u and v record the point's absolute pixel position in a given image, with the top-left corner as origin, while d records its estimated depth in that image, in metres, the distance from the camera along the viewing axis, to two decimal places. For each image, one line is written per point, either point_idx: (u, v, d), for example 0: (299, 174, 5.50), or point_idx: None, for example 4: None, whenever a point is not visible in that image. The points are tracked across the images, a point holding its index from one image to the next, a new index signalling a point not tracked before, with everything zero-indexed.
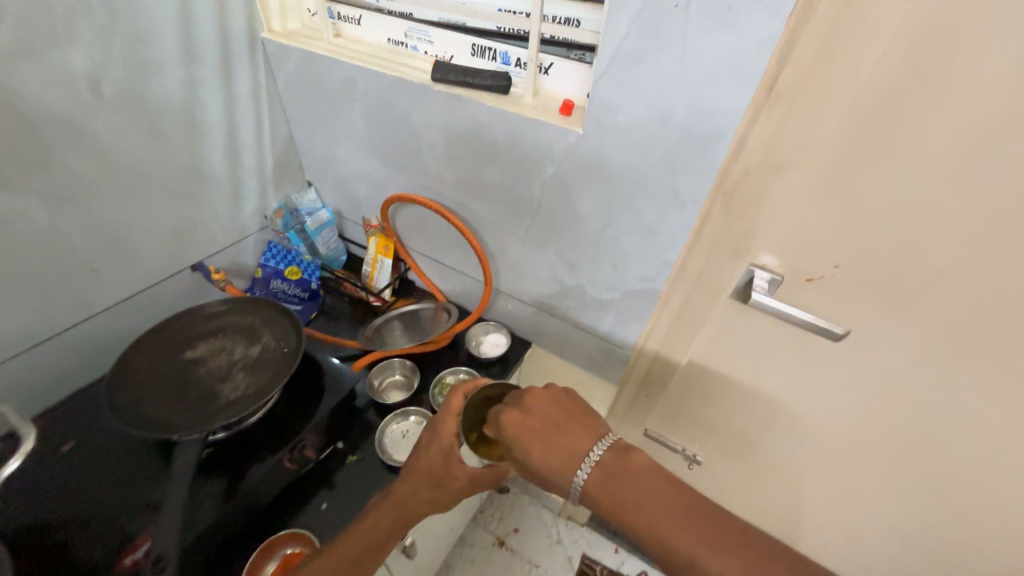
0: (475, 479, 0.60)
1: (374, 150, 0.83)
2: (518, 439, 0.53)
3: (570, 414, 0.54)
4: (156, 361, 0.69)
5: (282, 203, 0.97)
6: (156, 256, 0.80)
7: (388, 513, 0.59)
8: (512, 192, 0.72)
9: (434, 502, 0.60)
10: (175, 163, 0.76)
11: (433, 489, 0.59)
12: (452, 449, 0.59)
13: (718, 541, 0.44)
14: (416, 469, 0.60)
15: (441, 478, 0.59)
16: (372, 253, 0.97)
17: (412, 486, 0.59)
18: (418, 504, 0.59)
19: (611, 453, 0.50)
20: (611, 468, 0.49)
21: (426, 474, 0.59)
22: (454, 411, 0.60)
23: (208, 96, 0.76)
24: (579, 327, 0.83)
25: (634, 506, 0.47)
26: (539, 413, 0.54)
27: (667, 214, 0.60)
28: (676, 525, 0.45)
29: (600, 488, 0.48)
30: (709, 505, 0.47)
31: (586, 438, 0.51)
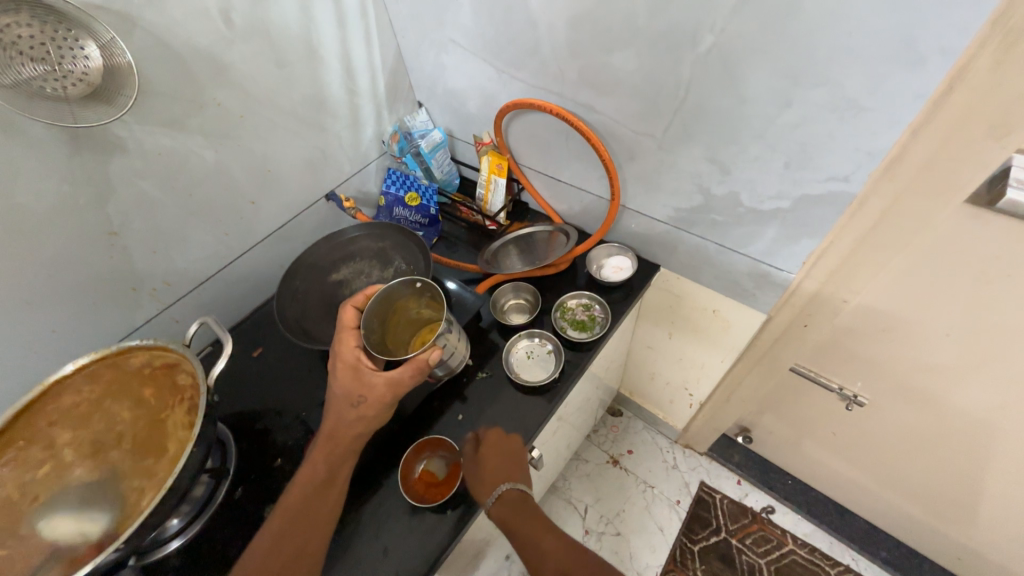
0: (394, 384, 0.58)
1: (484, 55, 0.76)
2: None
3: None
4: (310, 281, 0.76)
5: (396, 127, 0.97)
6: (297, 185, 0.85)
7: (332, 449, 0.58)
8: (651, 81, 0.59)
9: (363, 423, 0.58)
10: (303, 92, 0.78)
11: (372, 405, 0.58)
12: (358, 361, 0.59)
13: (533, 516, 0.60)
14: (333, 397, 0.59)
15: (360, 394, 0.58)
16: (484, 173, 0.92)
17: (336, 417, 0.58)
18: (348, 428, 0.58)
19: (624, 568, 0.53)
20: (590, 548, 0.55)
21: (345, 398, 0.58)
22: (348, 326, 0.62)
23: (322, 14, 0.74)
24: (723, 246, 0.71)
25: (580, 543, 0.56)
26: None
27: (888, 79, 0.43)
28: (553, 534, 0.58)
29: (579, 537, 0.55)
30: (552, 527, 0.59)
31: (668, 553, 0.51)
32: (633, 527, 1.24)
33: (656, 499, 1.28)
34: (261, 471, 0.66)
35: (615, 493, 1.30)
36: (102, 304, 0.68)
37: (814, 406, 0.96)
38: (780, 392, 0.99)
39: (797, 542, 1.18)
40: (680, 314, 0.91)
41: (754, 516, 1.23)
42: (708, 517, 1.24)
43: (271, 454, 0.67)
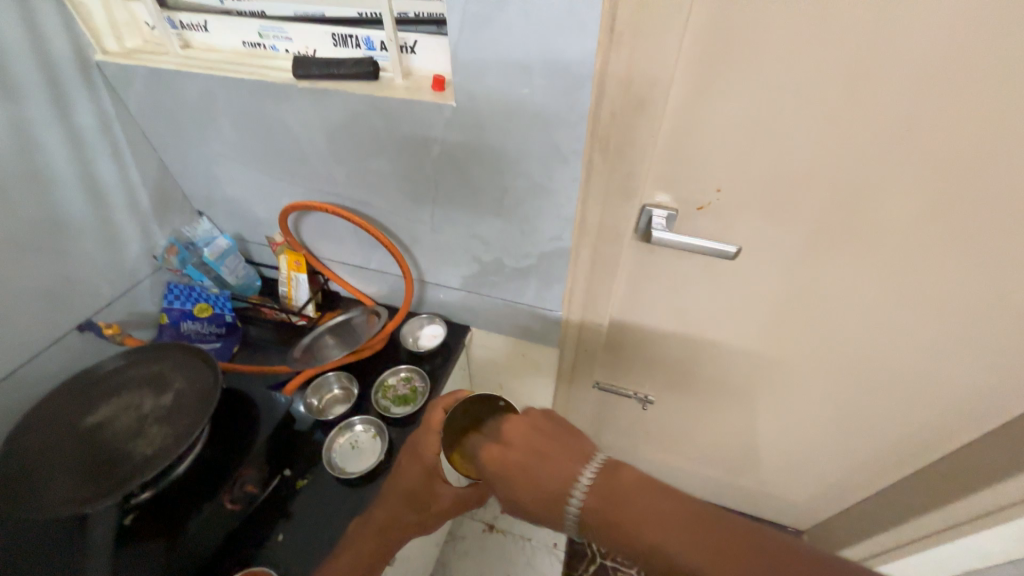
0: (458, 497, 0.66)
1: (256, 164, 0.79)
2: (504, 476, 0.51)
3: (555, 432, 0.52)
4: (51, 435, 0.62)
5: (172, 240, 0.91)
6: (29, 322, 0.71)
7: (380, 538, 0.64)
8: (408, 179, 0.70)
9: (416, 522, 0.66)
10: (28, 215, 0.68)
11: (416, 510, 0.66)
12: (435, 468, 0.63)
13: (545, 450, 0.50)
14: (397, 490, 0.66)
15: (425, 500, 0.66)
16: (284, 272, 0.92)
17: (394, 511, 0.65)
18: (401, 525, 0.65)
19: (601, 472, 0.47)
20: (603, 486, 0.46)
21: (407, 497, 0.65)
22: (435, 426, 0.62)
23: (46, 135, 0.68)
24: (507, 300, 0.84)
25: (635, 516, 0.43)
26: (555, 421, 0.54)
27: (557, 170, 0.62)
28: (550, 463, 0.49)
29: (595, 512, 0.45)
30: (552, 436, 0.52)
31: (570, 461, 0.49)
32: None
33: (535, 550, 1.30)
34: None
35: (497, 560, 1.28)
36: None
37: (627, 414, 1.14)
38: (599, 411, 1.15)
39: None
40: (501, 365, 1.01)
41: None
42: None
43: None
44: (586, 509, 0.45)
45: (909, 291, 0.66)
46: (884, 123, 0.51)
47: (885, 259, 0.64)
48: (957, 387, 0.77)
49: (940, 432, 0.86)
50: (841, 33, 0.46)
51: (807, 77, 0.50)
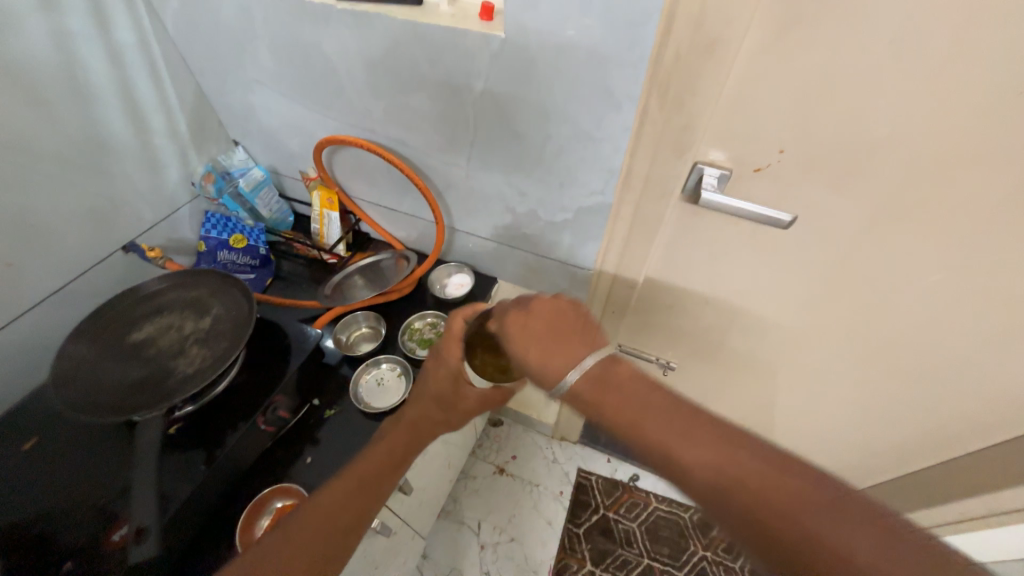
0: (484, 401, 0.63)
1: (291, 95, 0.76)
2: (514, 340, 0.52)
3: (577, 319, 0.52)
4: (101, 346, 0.66)
5: (209, 168, 0.90)
6: (78, 240, 0.74)
7: (404, 437, 0.63)
8: (446, 120, 0.67)
9: (445, 421, 0.65)
10: (71, 134, 0.69)
11: (443, 410, 0.64)
12: (460, 372, 0.61)
13: (562, 329, 0.51)
14: (425, 393, 0.64)
15: (451, 401, 0.63)
16: (316, 208, 0.91)
17: (424, 411, 0.64)
18: (430, 422, 0.65)
19: (604, 361, 0.48)
20: (603, 373, 0.48)
21: (434, 398, 0.63)
22: (456, 336, 0.60)
23: (86, 49, 0.67)
24: (538, 254, 0.82)
25: (637, 406, 0.46)
26: (580, 310, 0.53)
27: (606, 118, 0.57)
28: (561, 343, 0.50)
29: (587, 389, 0.48)
30: (574, 319, 0.52)
31: (578, 345, 0.50)
32: (525, 529, 1.30)
33: (542, 496, 1.36)
34: None
35: (505, 500, 1.35)
36: None
37: None
38: None
39: (658, 498, 1.37)
40: None
41: (624, 487, 1.38)
42: (587, 498, 1.36)
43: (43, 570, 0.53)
44: (578, 388, 0.48)
45: (979, 281, 0.61)
46: (996, 86, 0.44)
47: (959, 246, 0.58)
48: (1007, 386, 0.73)
49: (976, 430, 0.83)
50: None
51: (912, 26, 0.43)
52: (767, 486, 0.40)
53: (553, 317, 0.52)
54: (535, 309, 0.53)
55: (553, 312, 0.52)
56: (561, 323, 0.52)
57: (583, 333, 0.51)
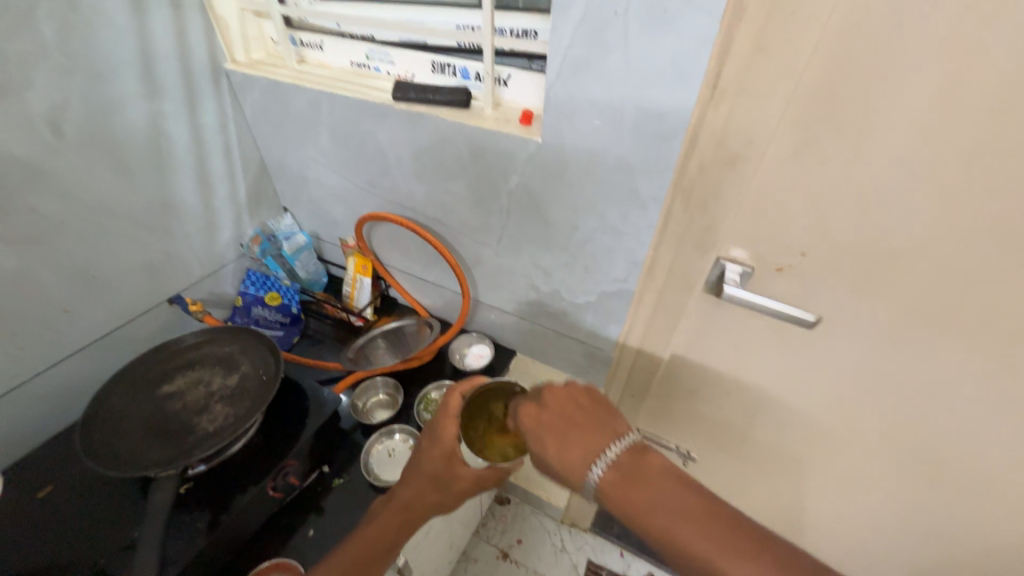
0: (479, 481, 0.61)
1: (342, 172, 0.84)
2: (534, 433, 0.52)
3: (592, 408, 0.54)
4: (133, 398, 0.68)
5: (258, 231, 0.98)
6: (131, 290, 0.79)
7: (397, 519, 0.60)
8: (481, 204, 0.72)
9: (440, 504, 0.62)
10: (146, 197, 0.77)
11: (438, 492, 0.61)
12: (454, 451, 0.60)
13: (581, 421, 0.53)
14: (419, 472, 0.62)
15: (446, 481, 0.61)
16: (351, 273, 0.97)
17: (418, 492, 0.61)
18: (423, 505, 0.61)
19: (628, 452, 0.50)
20: (627, 465, 0.50)
21: (430, 478, 0.61)
22: (453, 413, 0.60)
23: (174, 128, 0.77)
24: (559, 332, 0.83)
25: (655, 500, 0.47)
26: (594, 397, 0.55)
27: (632, 214, 0.61)
28: (581, 436, 0.51)
29: (614, 483, 0.49)
30: (590, 407, 0.54)
31: (601, 438, 0.51)
32: None
33: None
34: None
35: None
36: None
37: None
38: None
39: None
40: None
41: None
42: None
43: None
44: (605, 483, 0.49)
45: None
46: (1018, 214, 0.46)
47: (997, 363, 0.56)
48: None
49: None
50: (975, 115, 0.42)
51: (926, 156, 0.46)
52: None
53: (569, 408, 0.53)
54: (548, 398, 0.54)
55: (568, 402, 0.54)
56: (577, 414, 0.53)
57: (600, 424, 0.53)
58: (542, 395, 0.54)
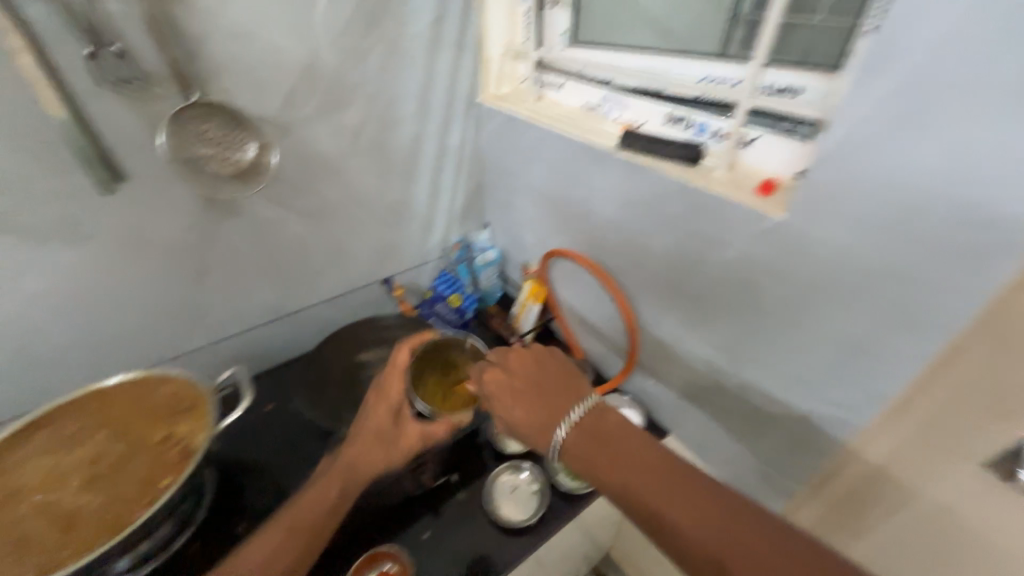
0: (426, 436, 0.63)
1: (546, 205, 0.89)
2: (489, 388, 0.60)
3: (550, 369, 0.59)
4: (338, 358, 0.83)
5: (460, 238, 1.10)
6: (361, 266, 0.97)
7: (342, 474, 0.61)
8: (683, 269, 0.66)
9: (386, 462, 0.62)
10: (393, 198, 0.93)
11: (384, 449, 0.62)
12: (403, 409, 0.63)
13: (546, 386, 0.57)
14: (363, 429, 0.63)
15: (393, 438, 0.62)
16: (523, 297, 1.00)
17: (365, 449, 0.62)
18: (370, 464, 0.62)
19: (592, 413, 0.54)
20: (593, 430, 0.52)
21: (376, 434, 0.62)
22: (398, 367, 0.64)
23: (428, 145, 0.92)
24: (734, 430, 0.71)
25: (633, 474, 0.48)
26: (552, 359, 0.60)
27: (889, 335, 0.47)
28: (545, 408, 0.55)
29: (578, 445, 0.52)
30: (559, 368, 0.59)
31: (566, 400, 0.55)
32: None
33: None
34: (222, 535, 0.67)
35: None
36: (161, 321, 0.76)
37: None
38: None
39: None
40: None
41: None
42: None
43: (238, 516, 0.70)
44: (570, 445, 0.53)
45: None
46: None
47: None
48: None
49: None
50: None
51: None
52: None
53: (545, 376, 0.58)
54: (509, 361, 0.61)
55: (538, 371, 0.59)
56: (543, 381, 0.58)
57: (563, 385, 0.57)
58: (529, 360, 0.60)
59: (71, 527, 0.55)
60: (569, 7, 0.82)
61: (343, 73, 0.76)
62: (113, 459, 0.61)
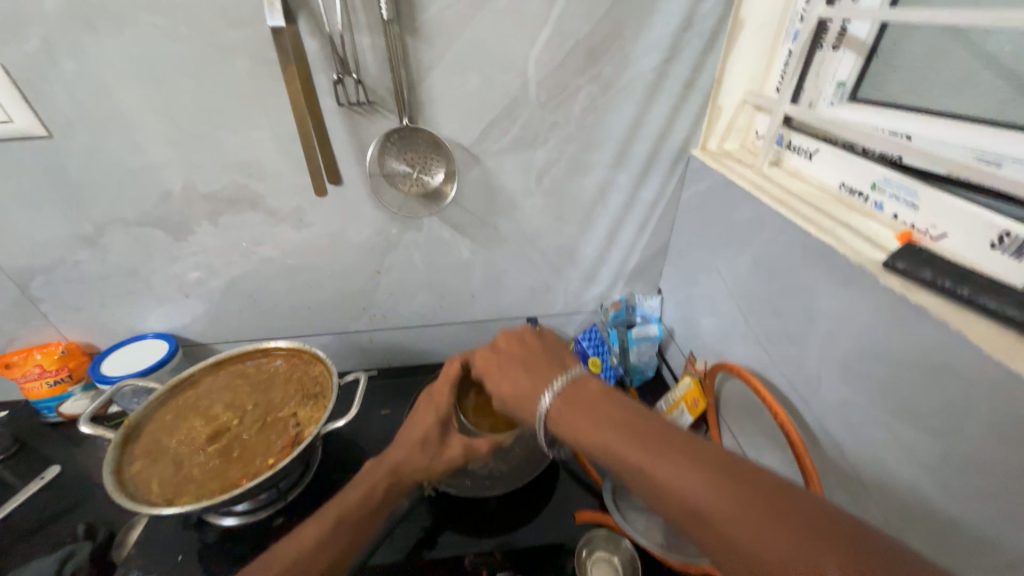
0: (470, 451, 0.59)
1: (743, 301, 0.68)
2: (485, 369, 0.60)
3: (538, 351, 0.59)
4: None
5: (622, 297, 0.96)
6: (512, 300, 0.93)
7: (380, 479, 0.56)
8: (951, 493, 0.40)
9: (429, 472, 0.58)
10: (563, 241, 0.86)
11: (426, 457, 0.58)
12: (449, 419, 0.61)
13: (534, 363, 0.56)
14: (407, 435, 0.60)
15: (435, 444, 0.59)
16: (675, 396, 0.81)
17: (405, 454, 0.58)
18: (413, 470, 0.58)
19: (572, 382, 0.52)
20: (573, 395, 0.50)
21: (420, 440, 0.59)
22: (450, 375, 0.63)
23: (615, 195, 0.81)
24: None
25: (615, 436, 0.44)
26: (540, 343, 0.61)
27: None
28: (528, 376, 0.55)
29: (561, 410, 0.49)
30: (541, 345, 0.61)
31: (551, 373, 0.54)
32: None
33: None
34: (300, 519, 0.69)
35: None
36: (337, 302, 0.87)
37: None
38: None
39: None
40: None
41: None
42: None
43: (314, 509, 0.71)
44: (552, 410, 0.50)
45: None
46: None
47: None
48: None
49: None
50: None
51: None
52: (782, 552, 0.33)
53: (524, 351, 0.59)
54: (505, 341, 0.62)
55: (523, 350, 0.60)
56: (531, 359, 0.57)
57: (553, 360, 0.57)
58: (513, 340, 0.62)
59: (195, 469, 0.63)
60: (862, 54, 0.60)
61: (544, 111, 0.71)
62: (250, 429, 0.68)
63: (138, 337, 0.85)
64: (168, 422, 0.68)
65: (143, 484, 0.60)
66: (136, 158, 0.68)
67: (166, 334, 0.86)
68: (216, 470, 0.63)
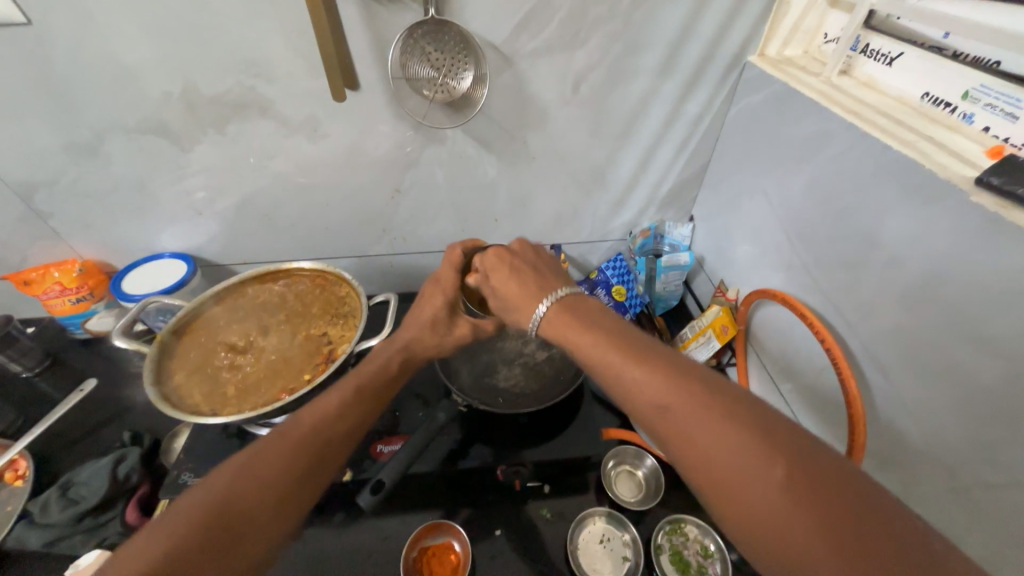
0: (476, 330, 0.62)
1: (789, 227, 0.65)
2: (493, 264, 0.56)
3: (542, 261, 0.56)
4: None
5: (652, 225, 0.91)
6: (537, 225, 0.89)
7: (392, 363, 0.58)
8: (1004, 417, 0.40)
9: (439, 350, 0.61)
10: (596, 161, 0.80)
11: (437, 338, 0.60)
12: (456, 302, 0.61)
13: (537, 272, 0.54)
14: (415, 316, 0.61)
15: (444, 324, 0.61)
16: (701, 323, 0.79)
17: (416, 334, 0.60)
18: (424, 349, 0.60)
19: (571, 294, 0.50)
20: (568, 304, 0.48)
21: (430, 321, 0.60)
22: (455, 260, 0.62)
23: (657, 109, 0.74)
24: None
25: (600, 342, 0.43)
26: (549, 254, 0.58)
27: None
28: (525, 282, 0.52)
29: (555, 316, 0.48)
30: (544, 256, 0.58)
31: (553, 284, 0.52)
32: None
33: None
34: None
35: None
36: (356, 223, 0.84)
37: None
38: None
39: None
40: None
41: None
42: None
43: None
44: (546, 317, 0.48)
45: None
46: None
47: None
48: None
49: None
50: None
51: None
52: (741, 473, 0.33)
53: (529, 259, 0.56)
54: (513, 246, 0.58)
55: (527, 258, 0.56)
56: (533, 267, 0.55)
57: (555, 271, 0.55)
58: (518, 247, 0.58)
59: (234, 377, 0.65)
60: None
61: (587, 3, 0.62)
62: (279, 335, 0.69)
63: (154, 257, 0.83)
64: (198, 334, 0.69)
65: (187, 392, 0.62)
66: (130, 53, 0.60)
67: (182, 254, 0.84)
68: (254, 375, 0.65)
